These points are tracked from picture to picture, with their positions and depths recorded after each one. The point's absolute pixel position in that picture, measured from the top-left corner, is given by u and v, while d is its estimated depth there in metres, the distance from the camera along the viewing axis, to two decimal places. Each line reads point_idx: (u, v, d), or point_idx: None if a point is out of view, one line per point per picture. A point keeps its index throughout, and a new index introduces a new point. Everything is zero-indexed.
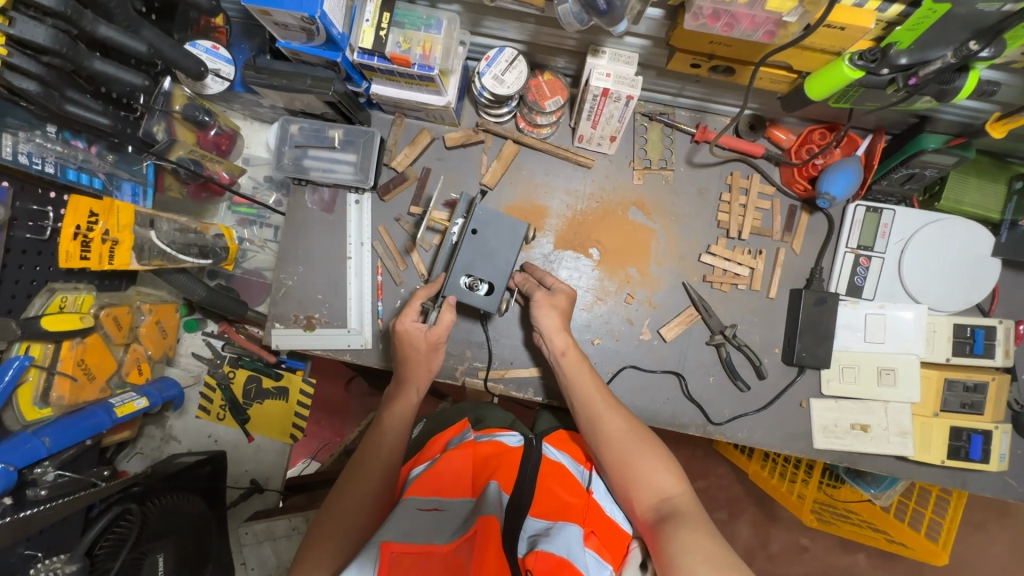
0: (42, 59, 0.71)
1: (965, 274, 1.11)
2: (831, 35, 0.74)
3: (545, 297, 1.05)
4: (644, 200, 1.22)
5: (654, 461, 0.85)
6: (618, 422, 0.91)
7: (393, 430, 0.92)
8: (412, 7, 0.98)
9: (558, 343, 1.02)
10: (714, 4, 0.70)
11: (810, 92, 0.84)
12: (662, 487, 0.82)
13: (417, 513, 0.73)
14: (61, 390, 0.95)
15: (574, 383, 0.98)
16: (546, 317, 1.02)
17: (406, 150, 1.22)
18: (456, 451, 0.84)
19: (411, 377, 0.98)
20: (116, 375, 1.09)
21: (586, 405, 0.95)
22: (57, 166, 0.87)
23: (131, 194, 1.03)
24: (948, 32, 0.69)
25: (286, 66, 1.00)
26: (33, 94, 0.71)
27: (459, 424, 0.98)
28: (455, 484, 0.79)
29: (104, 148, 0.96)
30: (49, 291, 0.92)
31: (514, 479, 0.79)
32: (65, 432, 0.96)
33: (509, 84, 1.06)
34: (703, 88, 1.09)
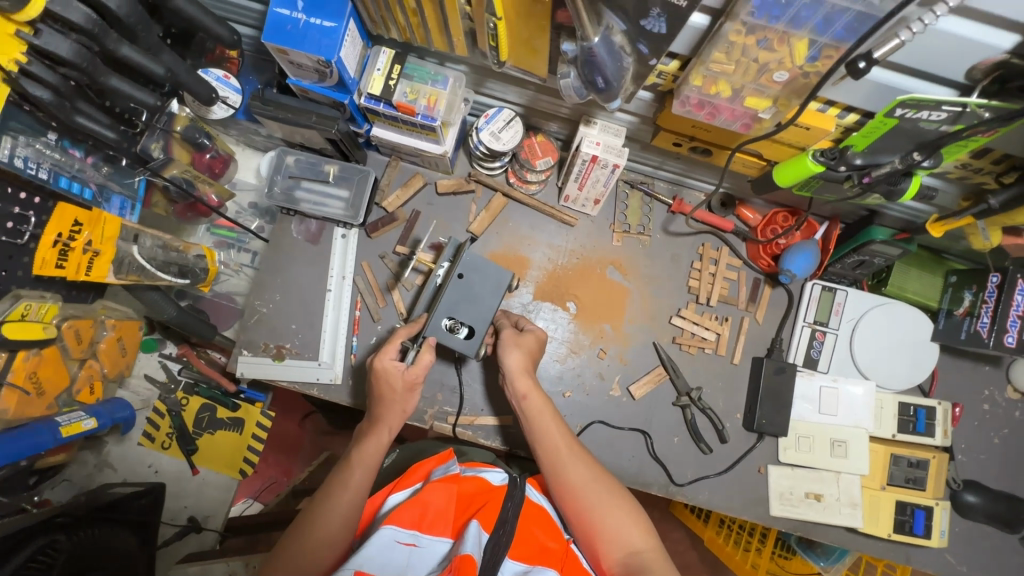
0: (59, 70, 0.71)
1: (908, 355, 1.20)
2: (799, 133, 0.83)
3: (510, 335, 1.03)
4: (622, 261, 1.28)
5: (620, 513, 0.84)
6: (584, 472, 0.88)
7: (363, 470, 0.87)
8: (422, 62, 1.04)
9: (519, 386, 0.96)
10: (700, 96, 0.78)
11: (777, 179, 0.93)
12: (630, 542, 0.82)
13: (393, 546, 0.72)
14: (7, 403, 0.88)
15: (535, 428, 0.93)
16: (508, 356, 0.98)
17: (398, 192, 1.25)
18: (440, 485, 0.81)
19: (383, 417, 0.92)
20: (67, 392, 1.03)
21: (550, 451, 0.91)
22: (51, 173, 0.84)
23: (119, 208, 1.01)
24: (897, 142, 0.79)
25: (293, 101, 1.04)
26: (46, 102, 0.71)
27: (444, 452, 0.93)
28: (436, 518, 0.77)
29: (99, 160, 0.95)
30: (14, 297, 0.84)
31: (496, 518, 0.77)
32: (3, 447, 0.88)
33: (505, 141, 1.13)
34: (681, 164, 1.19)
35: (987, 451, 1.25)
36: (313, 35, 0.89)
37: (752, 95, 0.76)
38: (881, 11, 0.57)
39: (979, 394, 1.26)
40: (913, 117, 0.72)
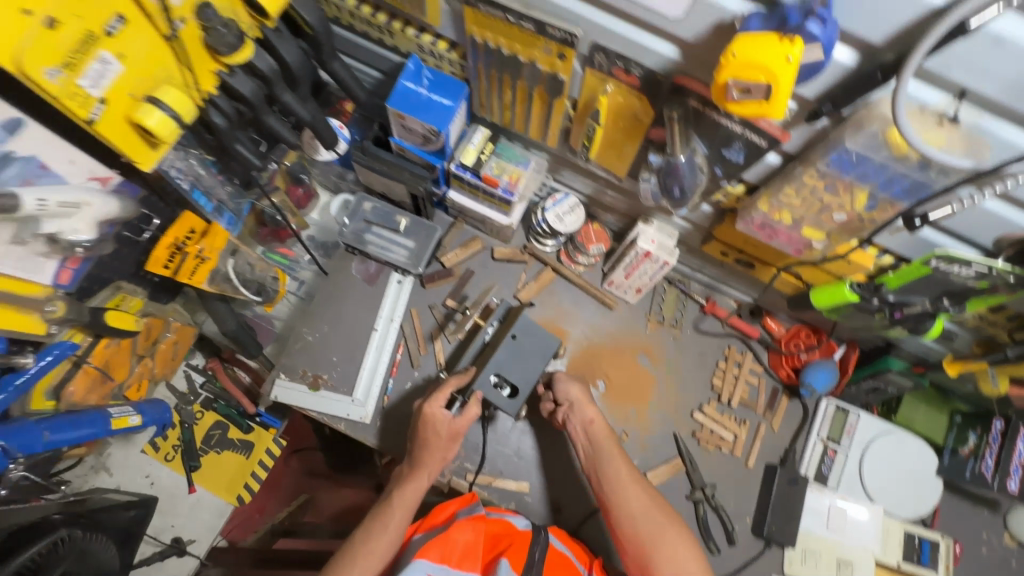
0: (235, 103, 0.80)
1: (913, 486, 1.25)
2: (842, 264, 0.94)
3: (567, 371, 1.15)
4: (652, 349, 1.36)
5: (674, 537, 0.96)
6: (643, 497, 1.00)
7: (402, 511, 0.92)
8: (512, 145, 1.17)
9: (586, 415, 1.09)
10: (764, 218, 0.90)
11: (814, 301, 1.04)
12: (684, 569, 0.93)
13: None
14: (79, 385, 0.89)
15: (600, 456, 1.06)
16: (573, 389, 1.11)
17: (458, 250, 1.35)
18: (468, 523, 0.84)
19: (425, 461, 0.98)
20: (119, 387, 1.00)
21: (612, 477, 1.03)
22: (190, 185, 0.93)
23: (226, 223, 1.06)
24: (929, 286, 0.90)
25: (390, 157, 1.16)
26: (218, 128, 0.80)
27: (468, 494, 0.96)
28: (464, 557, 0.80)
29: (230, 180, 1.03)
30: (115, 287, 0.95)
31: (524, 562, 0.81)
32: (62, 429, 0.85)
33: (567, 223, 1.25)
34: (719, 271, 1.31)
35: None
36: (432, 108, 1.02)
37: (810, 225, 0.88)
38: (935, 182, 0.70)
39: (977, 537, 1.30)
40: (946, 268, 0.83)
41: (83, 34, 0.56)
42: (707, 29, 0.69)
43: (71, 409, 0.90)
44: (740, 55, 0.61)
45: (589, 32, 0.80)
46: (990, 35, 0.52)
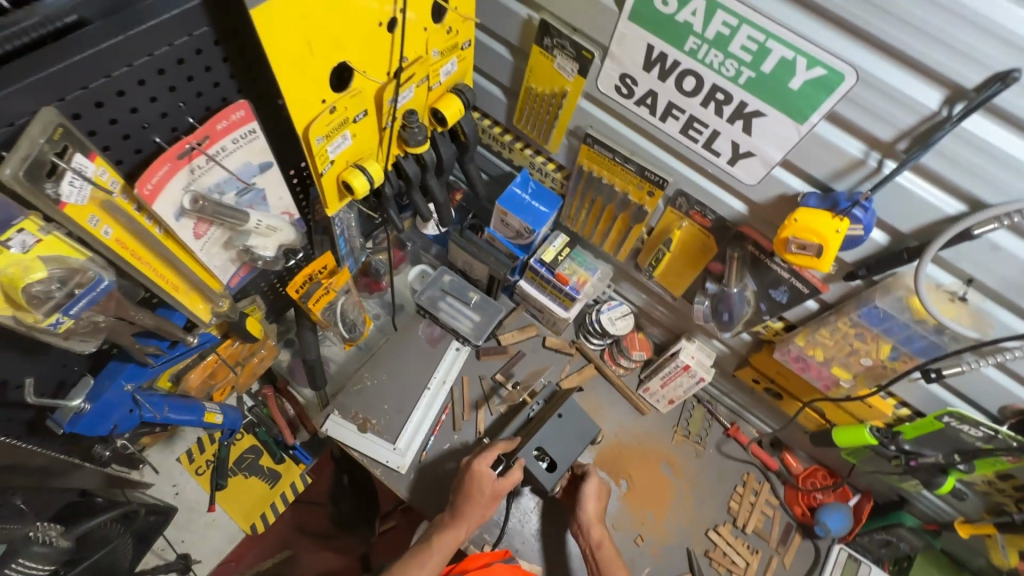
0: (398, 178, 1.02)
1: None
2: (863, 406, 1.08)
3: (590, 482, 1.22)
4: (675, 460, 1.44)
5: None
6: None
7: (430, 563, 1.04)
8: (584, 252, 1.38)
9: (595, 534, 1.16)
10: (799, 353, 1.05)
11: (835, 438, 1.14)
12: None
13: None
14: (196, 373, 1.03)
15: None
16: (587, 506, 1.19)
17: (514, 331, 1.51)
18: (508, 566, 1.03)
19: (465, 516, 1.07)
20: (212, 386, 1.09)
21: None
22: (341, 237, 1.08)
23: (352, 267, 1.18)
24: (941, 442, 1.01)
25: (481, 242, 1.38)
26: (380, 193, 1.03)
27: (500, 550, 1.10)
28: None
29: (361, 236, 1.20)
30: (252, 298, 1.07)
31: None
32: (177, 410, 0.99)
33: (618, 327, 1.42)
34: (747, 397, 1.45)
35: None
36: (532, 211, 1.24)
37: (838, 366, 1.02)
38: (948, 345, 0.85)
39: None
40: (957, 426, 0.96)
41: (345, 119, 0.79)
42: (773, 197, 0.90)
43: (183, 394, 1.04)
44: (801, 220, 0.80)
45: (678, 181, 1.03)
46: (991, 241, 0.71)
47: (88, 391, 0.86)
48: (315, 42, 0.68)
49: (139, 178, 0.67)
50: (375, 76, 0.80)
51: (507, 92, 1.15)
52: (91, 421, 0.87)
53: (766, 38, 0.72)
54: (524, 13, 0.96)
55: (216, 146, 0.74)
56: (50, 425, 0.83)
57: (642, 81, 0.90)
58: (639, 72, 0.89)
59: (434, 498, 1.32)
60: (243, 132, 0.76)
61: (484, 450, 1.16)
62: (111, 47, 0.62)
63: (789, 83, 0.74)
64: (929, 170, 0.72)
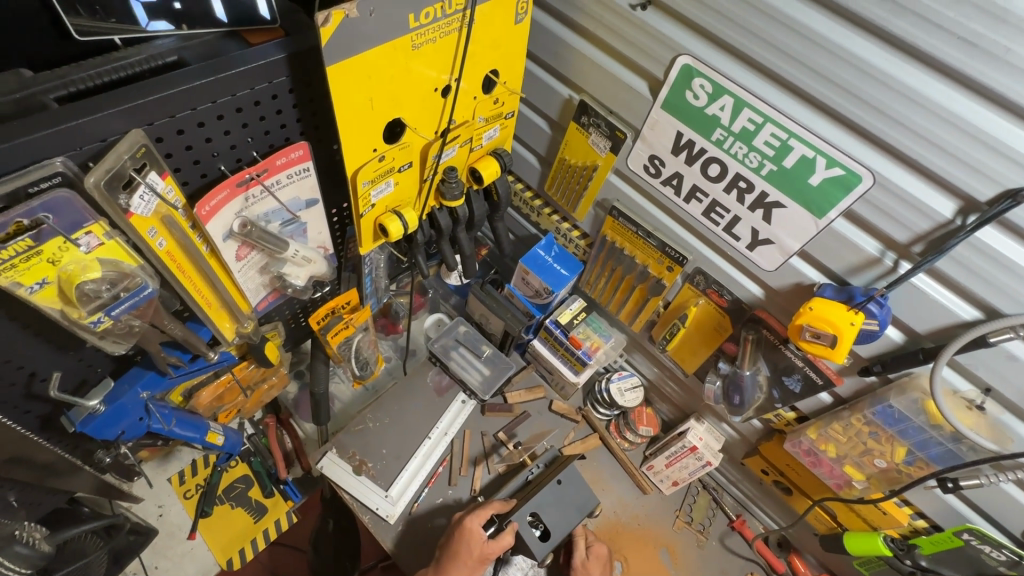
0: (430, 227, 1.08)
1: None
2: (876, 512, 1.04)
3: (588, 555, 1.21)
4: (675, 547, 1.36)
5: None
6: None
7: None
8: (600, 319, 1.40)
9: None
10: (811, 445, 1.02)
11: (846, 543, 1.09)
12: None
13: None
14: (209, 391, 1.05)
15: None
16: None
17: (522, 391, 1.50)
18: None
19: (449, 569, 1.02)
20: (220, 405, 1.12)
21: None
22: (367, 274, 1.14)
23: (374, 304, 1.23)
24: (960, 562, 0.93)
25: (500, 297, 1.41)
26: (411, 240, 1.09)
27: None
28: None
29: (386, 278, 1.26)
30: (273, 323, 1.09)
31: None
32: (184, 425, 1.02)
33: (627, 398, 1.40)
34: (755, 489, 1.38)
35: None
36: (553, 272, 1.28)
37: (851, 464, 0.99)
38: (965, 454, 0.83)
39: None
40: (978, 545, 0.89)
41: (391, 168, 0.86)
42: (790, 284, 0.93)
43: (190, 410, 1.07)
44: (816, 309, 0.82)
45: (697, 260, 1.06)
46: (1007, 351, 0.71)
47: (106, 393, 0.89)
48: (377, 99, 0.75)
49: (199, 201, 0.74)
50: (424, 133, 0.87)
51: (541, 161, 1.23)
52: (104, 423, 0.90)
53: (789, 137, 0.77)
54: (566, 93, 1.05)
55: (274, 179, 0.83)
56: (64, 421, 0.86)
57: (669, 163, 0.96)
58: (668, 155, 0.95)
59: (423, 557, 1.27)
60: (297, 169, 0.85)
61: (477, 507, 1.13)
62: (202, 85, 0.70)
63: (808, 179, 0.79)
64: (944, 274, 0.74)
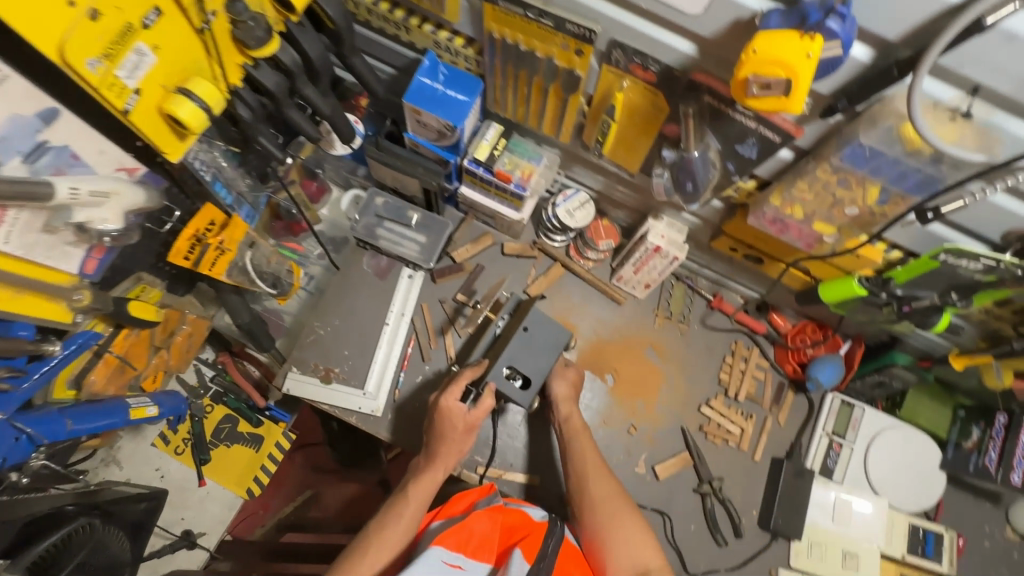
0: (258, 95, 0.84)
1: (919, 480, 1.26)
2: (849, 258, 0.96)
3: (560, 364, 1.18)
4: (660, 344, 1.37)
5: (632, 525, 1.00)
6: (608, 490, 1.05)
7: (415, 505, 0.95)
8: (524, 140, 1.18)
9: (563, 412, 1.14)
10: (776, 213, 0.91)
11: (822, 295, 1.05)
12: (643, 559, 0.98)
13: (441, 566, 0.80)
14: (98, 375, 0.96)
15: (573, 443, 1.11)
16: (557, 386, 1.15)
17: (468, 246, 1.36)
18: (485, 513, 0.89)
19: (441, 455, 1.02)
20: (136, 376, 1.05)
21: (579, 465, 1.08)
22: (212, 178, 0.97)
23: (247, 216, 1.08)
24: (936, 281, 0.92)
25: (404, 152, 1.18)
26: (244, 121, 0.84)
27: (486, 485, 0.98)
28: (482, 545, 0.85)
29: (248, 177, 1.06)
30: (136, 278, 1.00)
31: (537, 552, 0.84)
32: (88, 416, 0.94)
33: (578, 219, 1.26)
34: (727, 267, 1.33)
35: None
36: (449, 104, 1.03)
37: (821, 220, 0.89)
38: (947, 175, 0.72)
39: (980, 530, 1.30)
40: (954, 262, 0.84)
41: (127, 26, 0.61)
42: (724, 26, 0.71)
43: (92, 400, 0.98)
44: (760, 51, 0.62)
45: (607, 29, 0.82)
46: (1005, 30, 0.54)
47: None
48: None
49: None
50: None
51: None
52: None
53: None
54: None
55: None
56: None
57: None
58: None
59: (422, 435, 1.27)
60: None
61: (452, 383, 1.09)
62: None
63: None
64: None
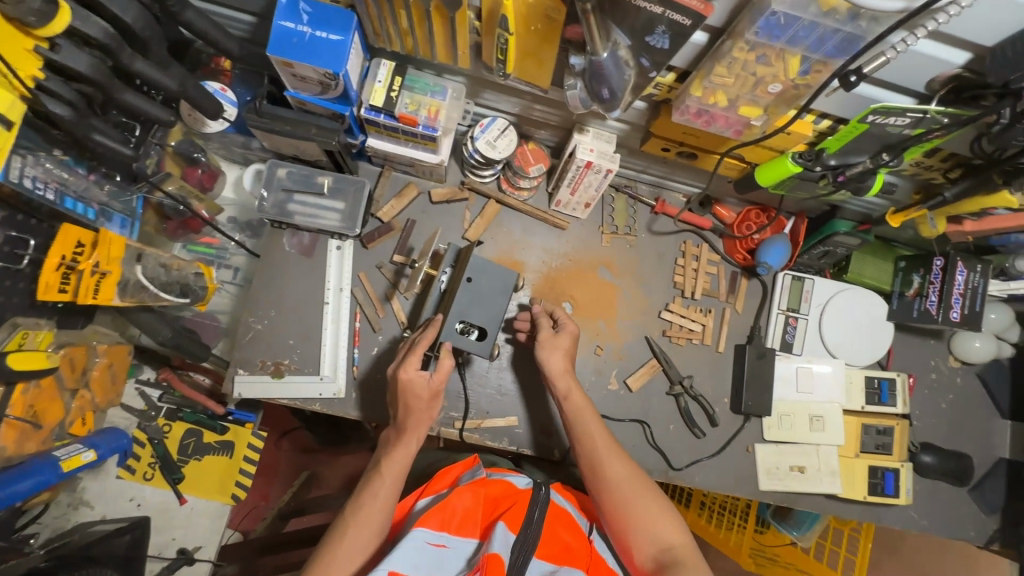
0: (73, 85, 0.73)
1: (870, 335, 1.32)
2: (782, 137, 0.92)
3: (548, 334, 1.11)
4: (612, 260, 1.35)
5: (654, 512, 0.93)
6: (622, 471, 0.97)
7: (391, 480, 0.94)
8: (422, 74, 1.06)
9: (562, 386, 1.07)
10: (699, 105, 0.85)
11: (759, 179, 1.01)
12: (665, 539, 0.91)
13: (424, 548, 0.80)
14: (6, 439, 0.90)
15: (578, 423, 1.03)
16: (551, 359, 1.08)
17: (393, 202, 1.26)
18: (466, 489, 0.90)
19: (411, 427, 0.99)
20: (59, 425, 1.02)
21: (589, 447, 1.00)
22: (57, 193, 0.86)
23: (120, 227, 1.01)
24: (866, 143, 0.89)
25: (290, 113, 1.03)
26: (65, 119, 0.73)
27: (468, 459, 1.03)
28: (466, 522, 0.86)
29: (102, 178, 0.97)
30: (12, 325, 0.88)
31: (520, 521, 0.85)
32: (9, 486, 0.89)
33: (500, 149, 1.17)
34: (664, 168, 1.27)
35: (937, 416, 1.39)
36: (321, 48, 0.89)
37: (746, 104, 0.84)
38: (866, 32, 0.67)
39: (928, 365, 1.40)
40: (882, 122, 0.81)
41: None
42: None
43: (9, 465, 0.92)
44: None
45: None
46: None
47: None
48: None
49: None
50: None
51: None
52: None
53: None
54: None
55: None
56: None
57: None
58: None
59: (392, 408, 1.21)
60: None
61: (408, 352, 1.04)
62: None
63: None
64: None
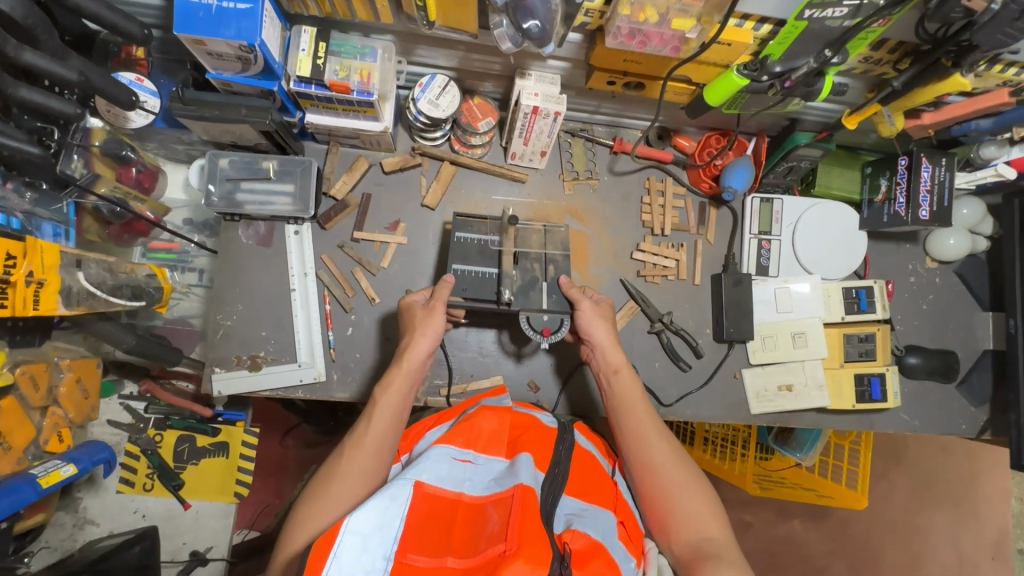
0: None
1: (843, 247, 1.32)
2: (721, 51, 0.89)
3: (591, 307, 1.07)
4: (576, 208, 1.32)
5: (694, 500, 0.88)
6: (667, 453, 0.93)
7: (388, 399, 0.93)
8: (347, 36, 1.01)
9: (613, 360, 1.05)
10: (630, 24, 0.82)
11: (709, 99, 0.98)
12: (705, 528, 0.86)
13: (450, 461, 0.78)
14: None
15: (623, 404, 1.00)
16: (599, 333, 1.06)
17: (344, 178, 1.22)
18: (493, 413, 0.87)
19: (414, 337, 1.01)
20: (34, 444, 1.04)
21: (633, 430, 0.97)
22: None
23: (51, 234, 0.97)
24: (808, 45, 0.85)
25: (215, 97, 0.99)
26: None
27: (496, 389, 1.04)
28: (492, 438, 0.85)
29: (22, 185, 0.94)
30: None
31: (551, 460, 0.83)
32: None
33: (444, 106, 1.13)
34: (617, 104, 1.24)
35: (919, 317, 1.39)
36: (229, 19, 0.85)
37: (677, 16, 0.82)
38: None
39: (906, 269, 1.39)
40: (820, 16, 0.78)
41: None
42: None
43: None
44: None
45: None
46: None
47: None
48: None
49: None
50: None
51: None
52: None
53: None
54: None
55: None
56: None
57: None
58: None
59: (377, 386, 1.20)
60: None
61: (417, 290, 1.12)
62: None
63: None
64: None
